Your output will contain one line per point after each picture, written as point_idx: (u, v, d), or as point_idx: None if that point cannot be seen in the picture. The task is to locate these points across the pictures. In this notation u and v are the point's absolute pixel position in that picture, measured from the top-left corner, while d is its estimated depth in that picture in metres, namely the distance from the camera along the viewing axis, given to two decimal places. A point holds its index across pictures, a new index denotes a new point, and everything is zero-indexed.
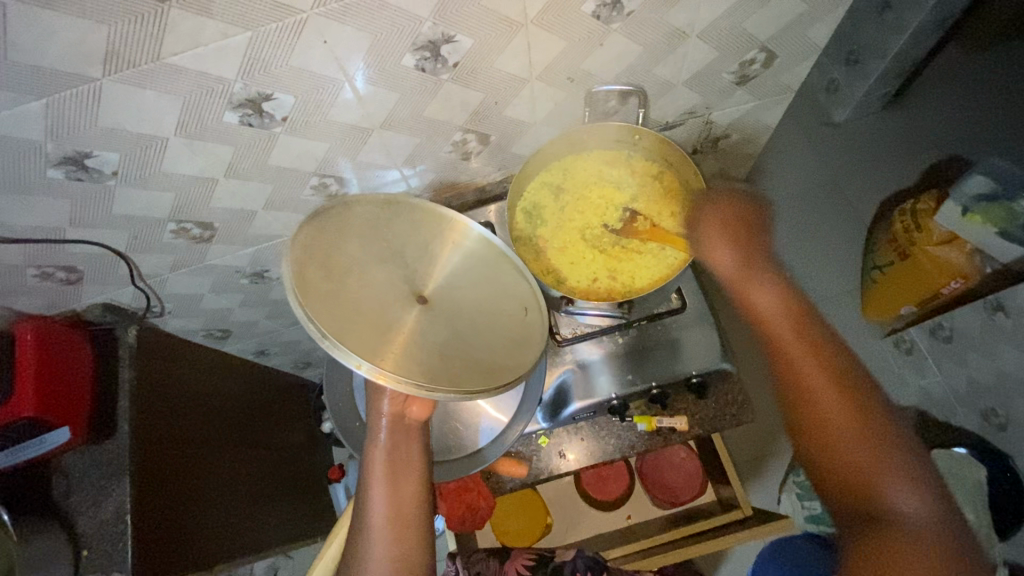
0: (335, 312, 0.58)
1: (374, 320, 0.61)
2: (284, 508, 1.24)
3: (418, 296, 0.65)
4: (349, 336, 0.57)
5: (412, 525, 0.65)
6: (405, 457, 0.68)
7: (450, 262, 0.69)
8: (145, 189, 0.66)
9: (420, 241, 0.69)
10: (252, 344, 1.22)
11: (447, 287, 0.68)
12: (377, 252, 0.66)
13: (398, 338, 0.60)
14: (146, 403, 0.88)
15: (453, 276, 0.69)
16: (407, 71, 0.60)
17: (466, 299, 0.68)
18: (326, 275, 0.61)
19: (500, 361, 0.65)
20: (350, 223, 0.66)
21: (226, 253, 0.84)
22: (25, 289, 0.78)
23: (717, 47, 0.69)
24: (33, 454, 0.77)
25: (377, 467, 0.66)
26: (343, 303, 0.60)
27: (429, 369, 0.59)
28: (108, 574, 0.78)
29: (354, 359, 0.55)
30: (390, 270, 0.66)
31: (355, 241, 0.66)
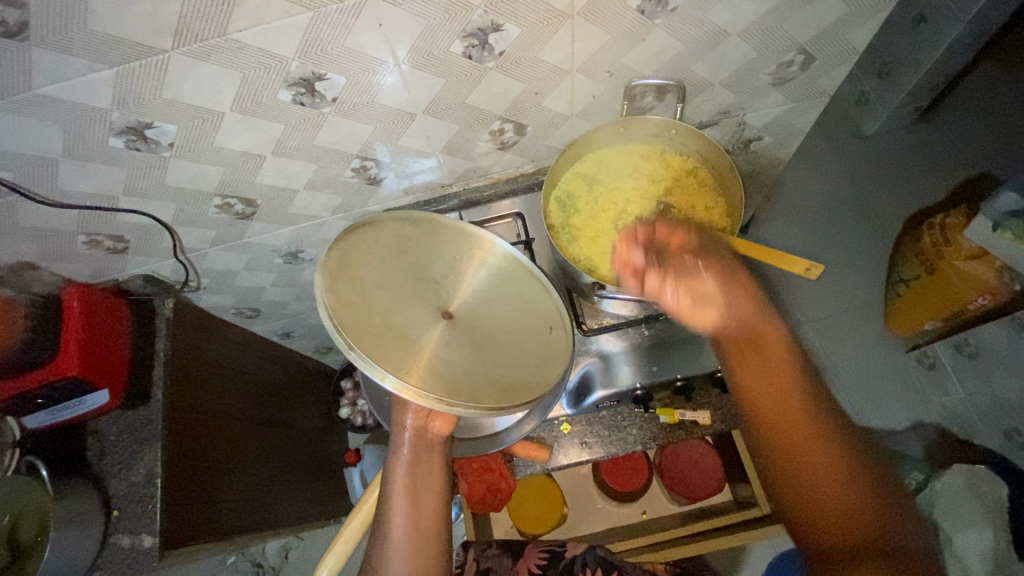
0: (361, 324, 0.63)
1: (400, 334, 0.65)
2: (305, 488, 1.28)
3: (443, 312, 0.69)
4: (375, 348, 0.61)
5: (432, 540, 0.63)
6: (427, 469, 0.69)
7: (474, 279, 0.73)
8: (197, 162, 0.68)
9: (446, 260, 0.73)
10: (278, 325, 1.24)
11: (471, 305, 0.71)
12: (405, 270, 0.71)
13: (421, 354, 0.64)
14: (180, 373, 0.91)
15: (476, 293, 0.73)
16: (454, 57, 0.62)
17: (490, 317, 0.72)
18: (355, 290, 0.65)
19: (522, 379, 0.67)
20: (381, 243, 0.71)
21: (264, 231, 0.87)
22: (74, 255, 0.81)
23: (757, 47, 0.71)
24: (73, 413, 0.81)
25: (401, 479, 0.67)
26: (370, 317, 0.64)
27: (451, 384, 0.63)
28: (136, 535, 0.81)
29: (379, 371, 0.59)
30: (416, 288, 0.70)
31: (384, 259, 0.70)
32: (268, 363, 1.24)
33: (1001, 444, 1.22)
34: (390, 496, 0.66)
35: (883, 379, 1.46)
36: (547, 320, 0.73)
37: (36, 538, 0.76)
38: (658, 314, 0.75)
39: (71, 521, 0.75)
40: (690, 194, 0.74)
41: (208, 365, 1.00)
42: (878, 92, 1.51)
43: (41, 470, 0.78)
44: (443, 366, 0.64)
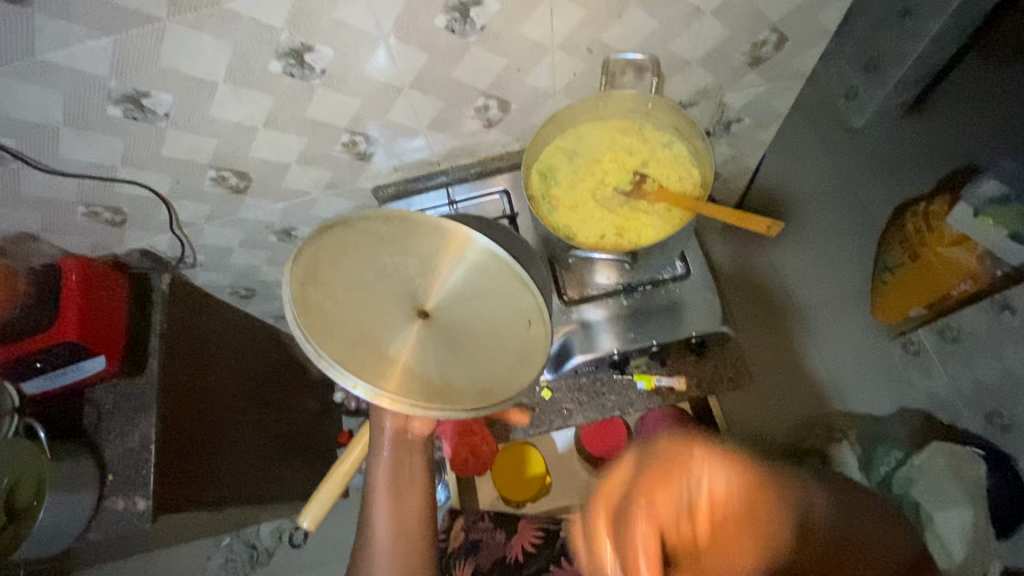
0: (334, 333, 0.65)
1: (374, 342, 0.66)
2: (298, 468, 1.31)
3: (418, 313, 0.67)
4: (349, 362, 0.64)
5: (415, 542, 0.67)
6: (406, 472, 0.69)
7: (451, 275, 0.67)
8: (192, 133, 0.71)
9: (421, 255, 0.67)
10: (273, 306, 1.27)
11: (450, 301, 0.68)
12: (377, 266, 0.67)
13: (395, 359, 0.66)
14: (175, 346, 0.93)
15: (455, 290, 0.67)
16: (438, 31, 0.65)
17: (469, 313, 0.68)
18: (327, 296, 0.66)
19: (499, 377, 0.68)
20: (349, 239, 0.66)
21: (258, 207, 0.90)
22: (74, 227, 0.84)
23: (731, 26, 0.73)
24: (70, 381, 0.83)
25: (383, 485, 0.68)
26: (343, 325, 0.66)
27: (425, 388, 0.66)
28: (131, 497, 0.83)
29: (350, 381, 0.63)
30: (390, 287, 0.67)
31: (356, 256, 0.67)
32: (263, 344, 1.27)
33: (983, 426, 1.24)
34: (374, 502, 0.67)
35: (874, 367, 1.46)
36: (529, 318, 0.67)
37: (32, 501, 0.78)
38: (636, 284, 0.78)
39: (65, 482, 0.78)
40: (666, 165, 0.76)
41: (205, 341, 1.02)
42: (865, 85, 1.53)
43: (40, 433, 0.81)
44: (417, 370, 0.66)
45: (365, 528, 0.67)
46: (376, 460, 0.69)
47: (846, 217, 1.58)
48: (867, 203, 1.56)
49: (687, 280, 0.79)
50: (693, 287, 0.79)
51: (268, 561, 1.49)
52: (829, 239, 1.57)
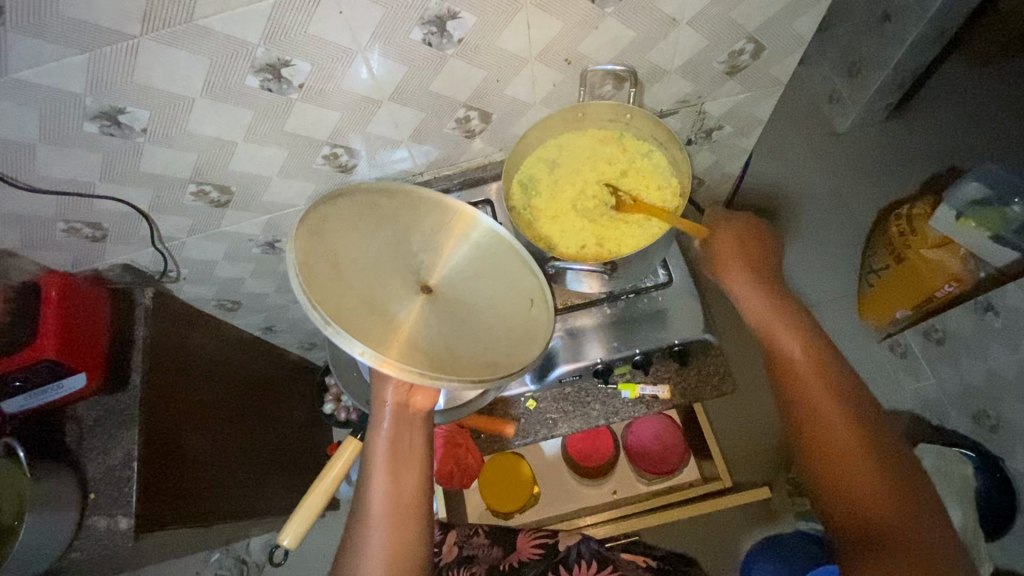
0: (336, 299, 0.61)
1: (379, 311, 0.63)
2: (286, 482, 1.29)
3: (422, 286, 0.68)
4: (355, 327, 0.60)
5: (412, 518, 0.64)
6: (404, 449, 0.66)
7: (455, 253, 0.71)
8: (170, 148, 0.71)
9: (426, 234, 0.71)
10: (259, 318, 1.26)
11: (452, 278, 0.70)
12: (383, 241, 0.69)
13: (399, 330, 0.63)
14: (158, 361, 0.92)
15: (458, 268, 0.71)
16: (415, 44, 0.65)
17: (472, 290, 0.70)
18: (329, 264, 0.63)
19: (503, 352, 0.66)
20: (359, 212, 0.69)
21: (241, 220, 0.89)
22: (54, 243, 0.84)
23: (707, 36, 0.74)
24: (50, 398, 0.82)
25: (382, 460, 0.65)
26: (346, 292, 0.62)
27: (432, 359, 0.62)
28: (113, 516, 0.82)
29: (355, 345, 0.58)
30: (394, 262, 0.68)
31: (361, 231, 0.68)
32: (250, 356, 1.26)
33: (971, 427, 1.25)
34: (370, 478, 0.65)
35: (863, 368, 1.47)
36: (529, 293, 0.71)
37: (13, 521, 0.77)
38: (619, 292, 0.79)
39: (47, 502, 0.77)
40: (645, 175, 0.77)
41: (190, 356, 1.02)
42: (848, 90, 1.54)
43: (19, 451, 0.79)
44: (422, 342, 0.63)
45: (361, 503, 0.65)
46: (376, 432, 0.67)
47: (831, 221, 1.58)
48: (853, 206, 1.57)
49: (670, 288, 0.80)
50: (675, 295, 0.80)
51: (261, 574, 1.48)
52: (814, 243, 1.58)
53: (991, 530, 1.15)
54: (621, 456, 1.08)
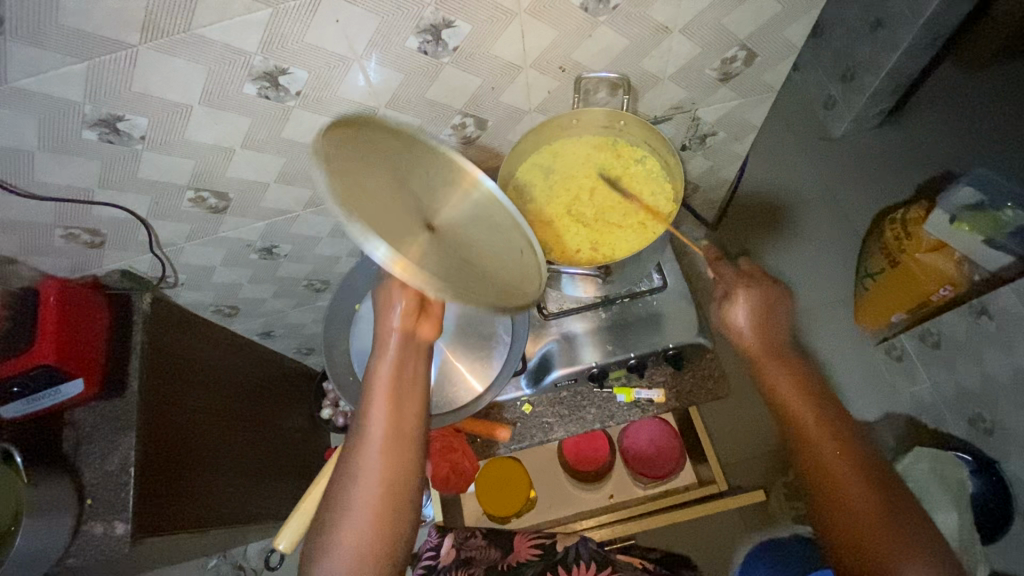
0: (351, 200, 0.55)
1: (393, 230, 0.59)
2: (284, 487, 1.29)
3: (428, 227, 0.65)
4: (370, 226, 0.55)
5: (409, 444, 0.64)
6: (404, 378, 0.67)
7: (457, 207, 0.69)
8: (168, 155, 0.72)
9: (434, 181, 0.69)
10: (257, 323, 1.27)
11: (454, 230, 0.68)
12: (392, 176, 0.65)
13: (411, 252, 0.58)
14: (156, 367, 0.92)
15: (457, 223, 0.69)
16: (411, 53, 0.66)
17: (471, 244, 0.68)
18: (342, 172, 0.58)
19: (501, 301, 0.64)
20: (373, 142, 0.64)
21: (239, 226, 0.90)
22: (53, 249, 0.84)
23: (699, 44, 0.75)
24: (47, 404, 0.82)
25: (385, 383, 0.65)
26: (361, 200, 0.57)
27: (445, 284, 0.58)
28: (110, 522, 0.82)
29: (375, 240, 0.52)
30: (405, 198, 0.65)
31: (373, 161, 0.64)
32: (248, 362, 1.26)
33: (967, 430, 1.26)
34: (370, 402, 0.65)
35: (859, 372, 1.47)
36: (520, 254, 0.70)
37: (8, 527, 0.76)
38: (614, 297, 0.78)
39: (44, 508, 0.77)
40: (639, 181, 0.77)
41: (188, 362, 1.02)
42: (843, 95, 1.56)
43: (17, 457, 0.79)
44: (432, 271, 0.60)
45: (360, 422, 0.65)
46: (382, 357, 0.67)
47: (826, 225, 1.59)
48: (848, 211, 1.58)
49: (664, 292, 0.80)
50: (670, 300, 0.80)
51: None
52: (810, 247, 1.60)
53: (988, 534, 1.15)
54: (617, 460, 1.09)
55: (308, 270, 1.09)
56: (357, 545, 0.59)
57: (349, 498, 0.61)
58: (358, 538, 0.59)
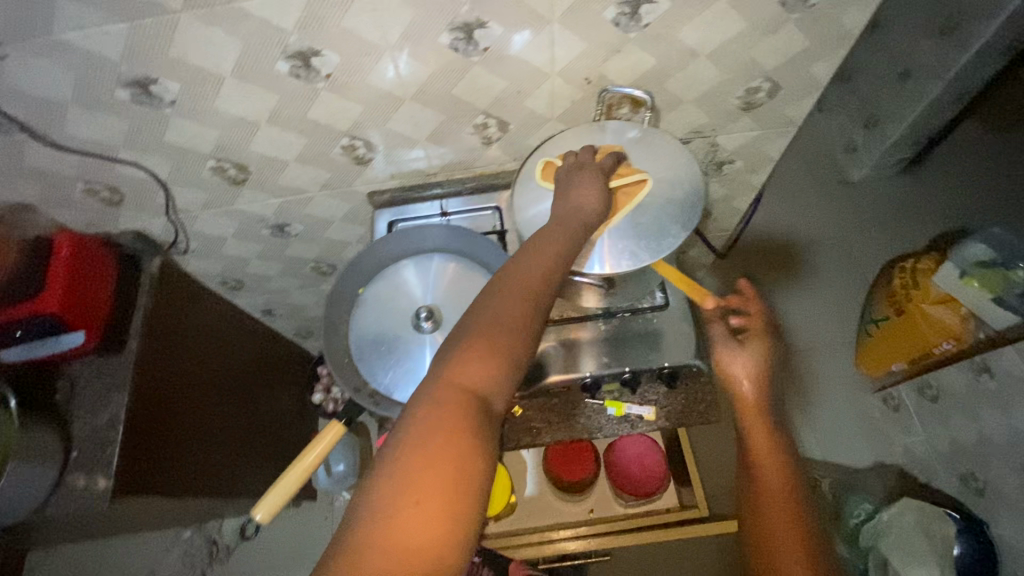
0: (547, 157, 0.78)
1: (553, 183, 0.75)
2: (265, 466, 1.29)
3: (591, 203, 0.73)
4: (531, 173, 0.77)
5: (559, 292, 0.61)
6: (562, 236, 0.64)
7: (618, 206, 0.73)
8: (195, 122, 0.74)
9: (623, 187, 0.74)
10: (260, 299, 1.28)
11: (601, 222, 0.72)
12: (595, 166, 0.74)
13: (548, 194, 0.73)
14: (156, 329, 0.93)
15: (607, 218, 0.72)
16: (442, 49, 0.68)
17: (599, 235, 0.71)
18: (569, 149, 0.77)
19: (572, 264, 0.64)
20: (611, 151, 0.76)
21: (254, 201, 0.91)
22: (71, 201, 0.86)
23: (725, 71, 0.76)
24: (45, 353, 0.83)
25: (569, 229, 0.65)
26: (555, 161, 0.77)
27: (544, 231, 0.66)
28: (92, 473, 0.82)
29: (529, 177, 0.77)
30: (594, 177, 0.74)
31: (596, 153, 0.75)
32: (248, 338, 1.27)
33: (958, 488, 1.24)
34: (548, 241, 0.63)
35: None
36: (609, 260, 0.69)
37: None
38: (614, 311, 0.82)
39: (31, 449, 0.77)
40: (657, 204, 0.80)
41: (187, 330, 1.03)
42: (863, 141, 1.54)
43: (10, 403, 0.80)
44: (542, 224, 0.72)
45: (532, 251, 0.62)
46: (567, 210, 0.66)
47: None
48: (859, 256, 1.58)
49: (665, 311, 0.82)
50: (670, 320, 0.81)
51: (230, 558, 1.47)
52: (817, 289, 1.63)
53: None
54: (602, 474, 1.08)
55: (316, 253, 1.11)
56: (495, 349, 0.54)
57: (500, 303, 0.56)
58: (499, 345, 0.54)
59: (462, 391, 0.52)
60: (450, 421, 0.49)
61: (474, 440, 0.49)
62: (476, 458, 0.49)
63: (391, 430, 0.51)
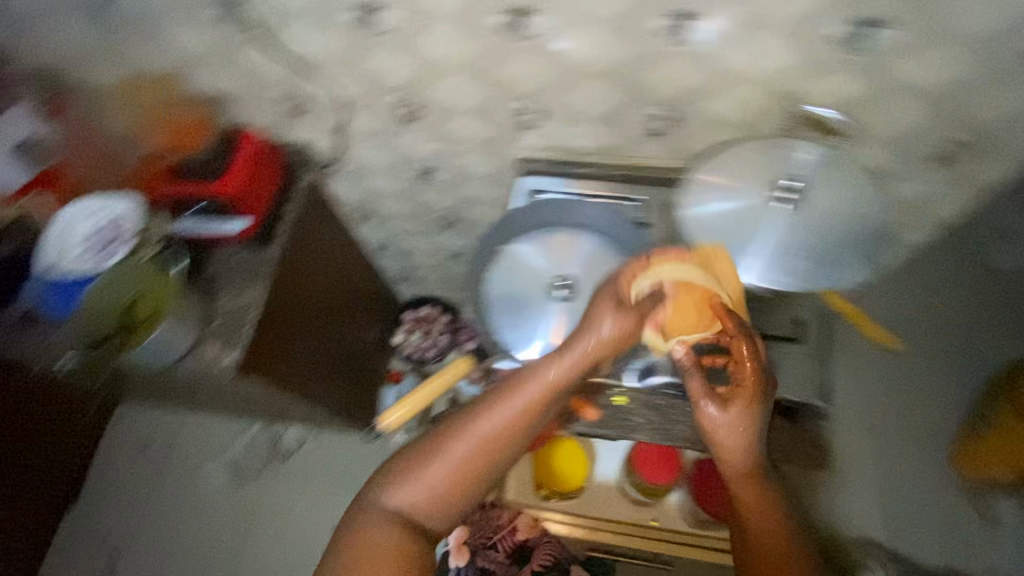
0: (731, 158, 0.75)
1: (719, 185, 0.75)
2: (341, 389, 1.37)
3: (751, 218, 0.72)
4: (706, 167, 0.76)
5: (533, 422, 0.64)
6: (550, 367, 0.65)
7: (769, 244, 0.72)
8: (397, 55, 0.78)
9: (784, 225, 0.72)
10: (377, 234, 1.35)
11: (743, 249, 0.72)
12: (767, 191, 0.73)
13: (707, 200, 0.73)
14: (298, 236, 1.01)
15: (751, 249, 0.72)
16: (650, 32, 0.68)
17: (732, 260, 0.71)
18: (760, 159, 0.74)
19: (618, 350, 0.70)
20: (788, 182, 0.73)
21: (415, 141, 0.96)
22: (262, 103, 0.94)
23: (931, 114, 0.72)
24: (210, 231, 0.94)
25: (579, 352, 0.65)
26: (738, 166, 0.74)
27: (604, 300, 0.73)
28: (224, 349, 0.90)
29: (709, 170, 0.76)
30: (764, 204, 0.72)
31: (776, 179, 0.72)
32: (356, 268, 1.34)
33: None
34: (539, 373, 0.65)
35: None
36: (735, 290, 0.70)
37: (149, 319, 0.87)
38: None
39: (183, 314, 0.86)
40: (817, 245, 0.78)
41: (316, 244, 1.09)
42: None
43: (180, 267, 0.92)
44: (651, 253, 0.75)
45: (514, 383, 0.65)
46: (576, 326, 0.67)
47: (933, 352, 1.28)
48: None
49: (798, 344, 0.79)
50: (799, 354, 0.78)
51: (285, 462, 1.58)
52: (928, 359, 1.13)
53: None
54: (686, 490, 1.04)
55: (446, 204, 1.14)
56: (449, 476, 0.62)
57: (462, 448, 0.62)
58: (462, 472, 0.62)
59: (400, 513, 0.60)
60: (391, 536, 0.59)
61: (408, 552, 0.58)
62: (408, 567, 0.58)
63: (344, 522, 0.62)
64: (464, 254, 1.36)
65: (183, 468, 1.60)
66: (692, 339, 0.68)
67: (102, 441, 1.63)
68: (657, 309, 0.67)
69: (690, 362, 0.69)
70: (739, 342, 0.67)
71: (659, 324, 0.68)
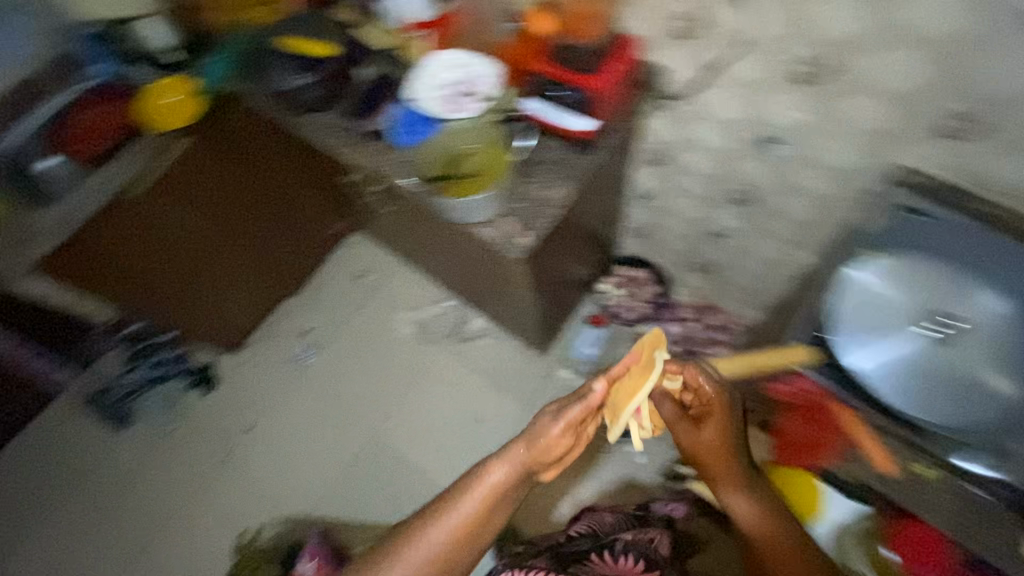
0: None
1: None
2: (547, 308, 1.41)
3: None
4: None
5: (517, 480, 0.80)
6: (541, 442, 0.80)
7: None
8: (867, 11, 0.76)
9: None
10: (647, 185, 1.31)
11: None
12: None
13: None
14: (610, 154, 1.02)
15: None
16: None
17: None
18: None
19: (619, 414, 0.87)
20: None
21: (789, 104, 0.92)
22: (650, 17, 0.92)
23: None
24: (550, 120, 0.97)
25: (509, 460, 0.80)
26: None
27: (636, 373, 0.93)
28: (522, 229, 0.97)
29: None
30: None
31: None
32: (610, 209, 1.33)
33: None
34: (491, 469, 0.80)
35: None
36: None
37: (475, 170, 0.97)
38: None
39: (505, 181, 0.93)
40: None
41: (612, 168, 1.10)
42: None
43: (520, 140, 1.00)
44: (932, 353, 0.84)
45: (507, 447, 0.82)
46: (539, 427, 0.82)
47: None
48: None
49: None
50: None
51: (463, 343, 1.71)
52: None
53: None
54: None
55: (763, 179, 1.08)
56: (442, 554, 0.77)
57: (417, 554, 0.77)
58: (444, 554, 0.77)
59: None
60: None
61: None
62: None
63: None
64: (729, 235, 1.28)
65: (384, 307, 1.81)
66: (653, 391, 0.88)
67: (326, 259, 1.89)
68: (580, 408, 0.80)
69: (658, 401, 0.89)
70: (673, 375, 0.88)
71: (590, 405, 0.81)
